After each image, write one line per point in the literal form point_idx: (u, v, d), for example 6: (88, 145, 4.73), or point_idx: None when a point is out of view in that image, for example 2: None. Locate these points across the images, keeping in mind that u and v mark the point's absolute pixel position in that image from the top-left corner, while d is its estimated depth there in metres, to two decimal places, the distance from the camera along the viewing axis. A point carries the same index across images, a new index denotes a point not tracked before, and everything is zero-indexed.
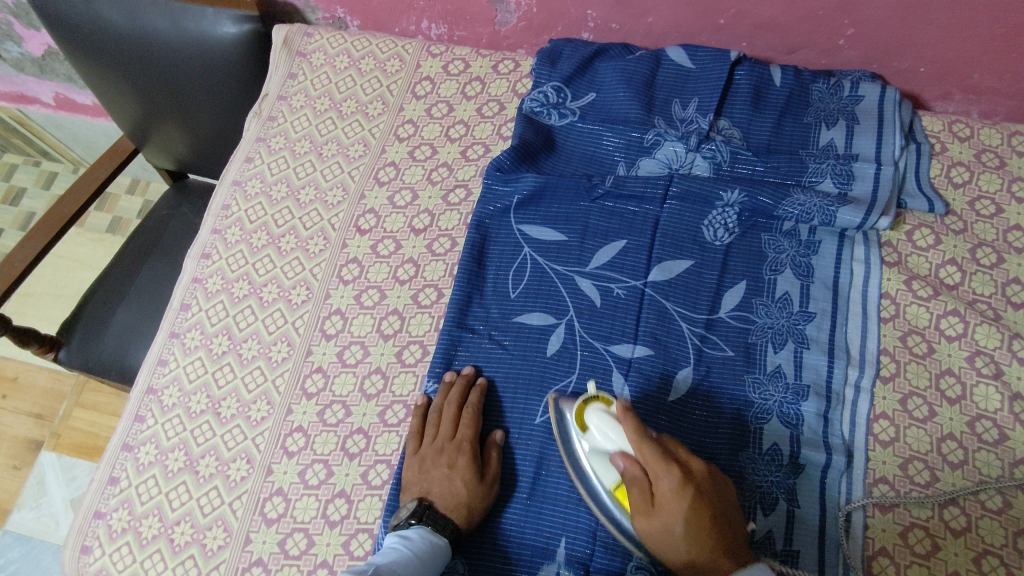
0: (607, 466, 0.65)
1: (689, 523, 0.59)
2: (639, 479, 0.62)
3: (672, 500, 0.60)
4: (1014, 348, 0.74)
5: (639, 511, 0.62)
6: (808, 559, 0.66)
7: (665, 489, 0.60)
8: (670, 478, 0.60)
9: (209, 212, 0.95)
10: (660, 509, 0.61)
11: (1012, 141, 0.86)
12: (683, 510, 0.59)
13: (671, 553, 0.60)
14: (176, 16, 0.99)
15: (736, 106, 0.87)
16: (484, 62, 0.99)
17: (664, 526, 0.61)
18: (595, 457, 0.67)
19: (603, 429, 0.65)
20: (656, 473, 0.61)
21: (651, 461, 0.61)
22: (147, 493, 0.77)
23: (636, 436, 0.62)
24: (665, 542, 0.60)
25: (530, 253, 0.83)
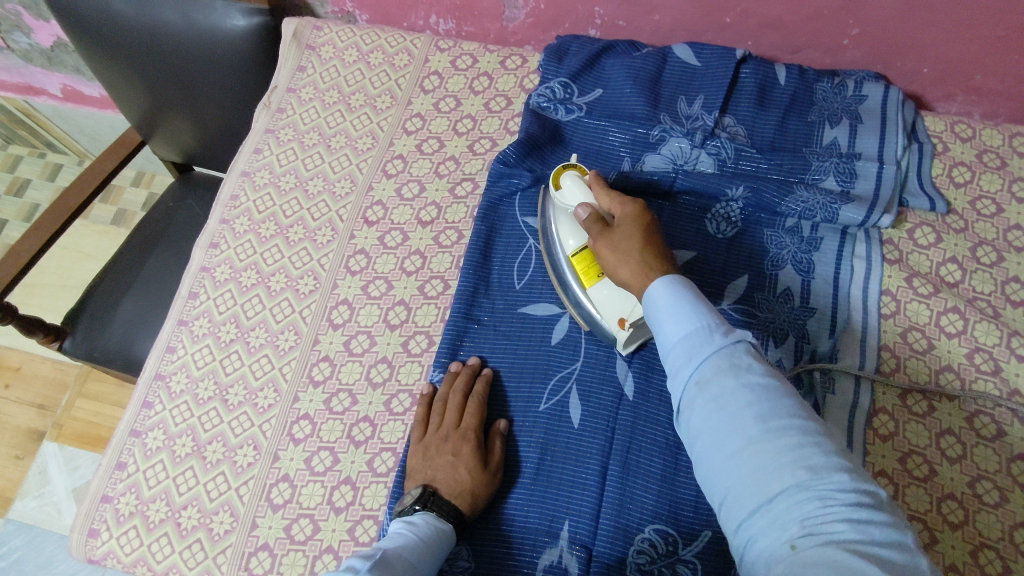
0: (572, 227, 0.76)
1: (642, 233, 0.67)
2: (601, 216, 0.71)
3: (630, 220, 0.68)
4: (1013, 345, 0.75)
5: (600, 236, 0.69)
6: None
7: (625, 215, 0.69)
8: (630, 206, 0.70)
9: (217, 201, 0.95)
10: (617, 230, 0.68)
11: (1012, 142, 0.87)
12: (639, 225, 0.68)
13: (623, 270, 0.66)
14: (186, 8, 1.00)
15: (741, 103, 0.88)
16: (492, 58, 1.00)
17: (619, 240, 0.67)
18: (563, 225, 0.77)
19: (572, 189, 0.75)
20: (618, 205, 0.71)
21: (613, 199, 0.72)
22: (155, 478, 0.78)
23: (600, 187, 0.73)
24: (619, 254, 0.66)
25: (535, 246, 0.84)
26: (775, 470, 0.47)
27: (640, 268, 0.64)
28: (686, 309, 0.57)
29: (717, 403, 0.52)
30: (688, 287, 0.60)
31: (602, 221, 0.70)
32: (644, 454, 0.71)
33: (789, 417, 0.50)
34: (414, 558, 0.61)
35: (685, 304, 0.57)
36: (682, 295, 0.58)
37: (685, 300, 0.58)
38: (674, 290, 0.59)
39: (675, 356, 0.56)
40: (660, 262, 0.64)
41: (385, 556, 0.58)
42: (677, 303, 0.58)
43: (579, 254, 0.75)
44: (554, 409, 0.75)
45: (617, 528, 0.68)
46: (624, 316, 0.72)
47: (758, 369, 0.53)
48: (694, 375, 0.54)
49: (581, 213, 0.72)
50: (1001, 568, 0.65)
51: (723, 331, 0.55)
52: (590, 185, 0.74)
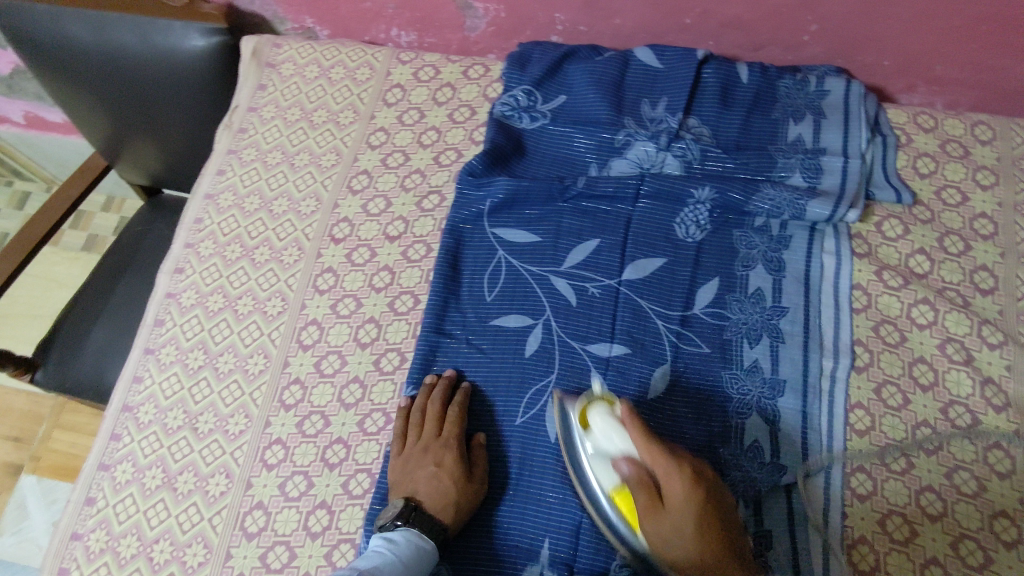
0: (605, 470, 0.65)
1: (698, 524, 0.60)
2: (645, 480, 0.62)
3: (680, 502, 0.60)
4: (983, 334, 0.75)
5: (648, 516, 0.61)
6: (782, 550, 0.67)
7: (672, 490, 0.61)
8: (678, 478, 0.61)
9: (181, 226, 0.94)
10: (667, 510, 0.61)
11: (974, 131, 0.88)
12: (693, 512, 0.60)
13: (679, 558, 0.60)
14: (143, 30, 0.98)
15: (704, 103, 0.88)
16: (454, 68, 0.99)
17: (672, 532, 0.61)
18: (594, 463, 0.66)
19: (606, 431, 0.66)
20: (664, 472, 0.61)
21: (657, 461, 0.62)
22: (125, 513, 0.76)
23: (641, 438, 0.62)
24: (674, 543, 0.60)
25: (504, 256, 0.83)
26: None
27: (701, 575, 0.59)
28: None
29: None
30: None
31: (648, 492, 0.62)
32: None
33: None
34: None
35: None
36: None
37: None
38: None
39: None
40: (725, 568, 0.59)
41: None
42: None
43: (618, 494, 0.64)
44: (531, 422, 0.74)
45: (598, 541, 0.68)
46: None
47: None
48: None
49: (621, 468, 0.64)
50: (983, 558, 0.65)
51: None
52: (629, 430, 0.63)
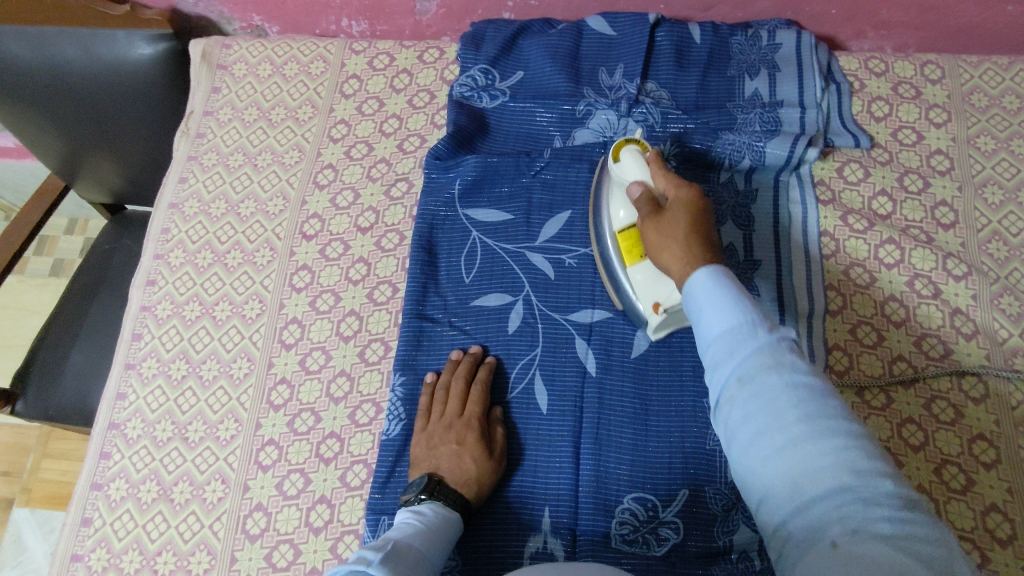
0: (622, 201, 0.72)
1: (694, 221, 0.64)
2: (655, 198, 0.67)
3: (683, 206, 0.65)
4: (948, 267, 0.77)
5: (650, 219, 0.66)
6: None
7: (679, 200, 0.66)
8: (687, 192, 0.66)
9: (148, 237, 0.92)
10: (667, 214, 0.65)
11: (924, 71, 0.89)
12: (689, 211, 0.65)
13: (666, 255, 0.63)
14: (85, 42, 0.97)
15: (660, 67, 0.89)
16: (409, 54, 0.98)
17: (667, 227, 0.64)
18: (615, 195, 0.73)
19: (627, 161, 0.71)
20: (675, 187, 0.67)
21: (669, 180, 0.68)
22: (124, 529, 0.76)
23: (658, 166, 0.69)
24: (665, 240, 0.64)
25: (478, 237, 0.83)
26: (814, 474, 0.45)
27: (681, 259, 0.62)
28: (725, 297, 0.55)
29: (755, 401, 0.49)
30: (726, 283, 0.56)
31: (654, 203, 0.67)
32: (615, 428, 0.72)
33: (831, 417, 0.47)
34: (424, 547, 0.61)
35: (725, 296, 0.55)
36: (725, 288, 0.55)
37: (727, 291, 0.55)
38: (716, 283, 0.56)
39: (713, 351, 0.54)
40: (705, 257, 0.61)
41: (397, 546, 0.58)
42: (716, 294, 0.55)
43: (625, 232, 0.72)
44: (521, 397, 0.76)
45: (597, 504, 0.70)
46: (658, 301, 0.69)
47: (802, 365, 0.50)
48: (732, 370, 0.51)
49: (633, 193, 0.69)
50: (965, 480, 0.68)
51: (770, 330, 0.52)
52: (648, 162, 0.70)
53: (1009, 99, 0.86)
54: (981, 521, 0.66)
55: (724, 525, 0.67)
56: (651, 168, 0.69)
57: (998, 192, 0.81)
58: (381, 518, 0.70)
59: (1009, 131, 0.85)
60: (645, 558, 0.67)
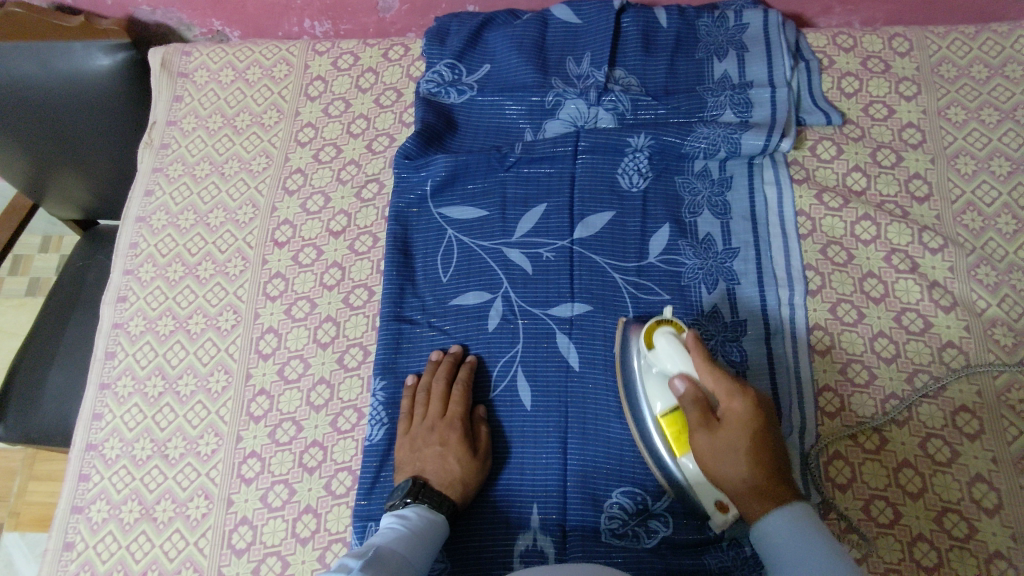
0: (662, 391, 0.65)
1: (756, 442, 0.60)
2: (704, 399, 0.62)
3: (740, 421, 0.61)
4: (924, 240, 0.77)
5: (705, 438, 0.61)
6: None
7: (735, 413, 0.61)
8: (743, 402, 0.61)
9: (117, 253, 0.91)
10: (725, 431, 0.61)
11: (892, 44, 0.89)
12: (750, 432, 0.60)
13: (727, 481, 0.60)
14: (43, 57, 0.95)
15: (628, 54, 0.88)
16: (374, 52, 0.97)
17: (726, 450, 0.60)
18: (652, 382, 0.66)
19: (668, 352, 0.64)
20: (728, 393, 0.62)
21: (719, 383, 0.62)
22: (107, 551, 0.74)
23: (705, 362, 0.63)
24: (724, 462, 0.60)
25: (453, 235, 0.82)
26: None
27: (752, 492, 0.59)
28: (813, 551, 0.54)
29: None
30: (801, 531, 0.56)
31: (704, 409, 0.62)
32: (601, 422, 0.72)
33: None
34: (407, 551, 0.60)
35: (815, 552, 0.54)
36: (813, 544, 0.55)
37: (817, 550, 0.54)
38: (801, 534, 0.56)
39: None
40: (773, 493, 0.59)
41: (378, 552, 0.58)
42: (807, 551, 0.54)
43: (669, 419, 0.65)
44: (505, 395, 0.75)
45: (585, 496, 0.69)
46: (719, 500, 0.63)
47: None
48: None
49: (677, 387, 0.64)
50: (951, 453, 0.68)
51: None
52: (690, 349, 0.63)
53: (977, 68, 0.86)
54: (967, 492, 0.66)
55: None
56: (697, 365, 0.63)
57: (971, 162, 0.81)
58: (368, 525, 0.70)
59: (979, 101, 0.84)
60: (635, 550, 0.67)
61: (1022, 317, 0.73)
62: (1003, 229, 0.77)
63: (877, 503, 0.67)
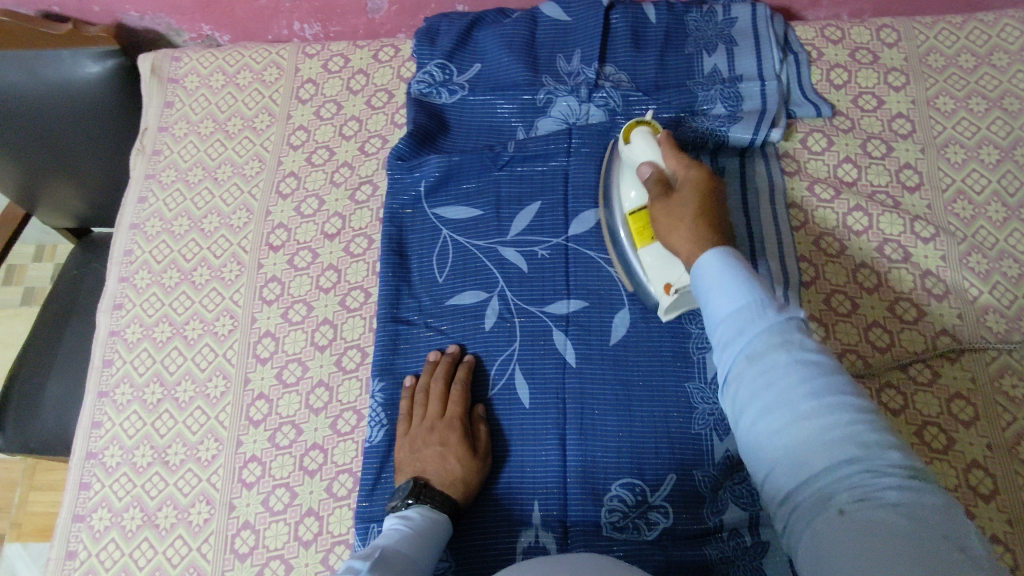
0: (632, 183, 0.72)
1: (700, 201, 0.65)
2: (665, 180, 0.69)
3: (692, 186, 0.66)
4: (916, 230, 0.78)
5: (658, 201, 0.67)
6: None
7: (688, 180, 0.67)
8: (696, 173, 0.67)
9: (111, 261, 0.91)
10: (677, 194, 0.66)
11: (880, 35, 0.89)
12: (698, 193, 0.65)
13: (674, 238, 0.64)
14: (30, 64, 0.95)
15: (618, 50, 0.88)
16: (363, 54, 0.97)
17: (676, 208, 0.65)
18: (625, 178, 0.73)
19: (641, 143, 0.72)
20: (685, 168, 0.68)
21: (679, 162, 0.69)
22: (110, 558, 0.74)
23: (670, 146, 0.70)
24: (673, 220, 0.64)
25: (448, 235, 0.82)
26: (826, 447, 0.45)
27: (688, 238, 0.62)
28: (734, 277, 0.54)
29: (765, 374, 0.49)
30: (732, 264, 0.56)
31: (663, 185, 0.68)
32: (599, 416, 0.72)
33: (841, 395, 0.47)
34: (413, 552, 0.60)
35: (733, 277, 0.54)
36: (731, 264, 0.56)
37: (734, 268, 0.55)
38: (723, 261, 0.56)
39: (720, 325, 0.54)
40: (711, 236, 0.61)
41: (385, 553, 0.58)
42: (725, 277, 0.55)
43: (635, 213, 0.71)
44: (503, 393, 0.75)
45: (586, 492, 0.70)
46: (670, 281, 0.68)
47: (810, 342, 0.50)
48: (743, 348, 0.51)
49: (642, 172, 0.70)
50: (947, 440, 0.69)
51: (780, 311, 0.52)
52: (660, 142, 0.71)
53: (965, 57, 0.87)
54: (964, 479, 0.67)
55: (713, 506, 0.67)
56: (663, 149, 0.70)
57: (960, 151, 0.82)
58: (371, 526, 0.70)
59: (967, 90, 0.85)
60: (637, 543, 0.67)
61: (1014, 303, 0.74)
62: (993, 217, 0.78)
63: None
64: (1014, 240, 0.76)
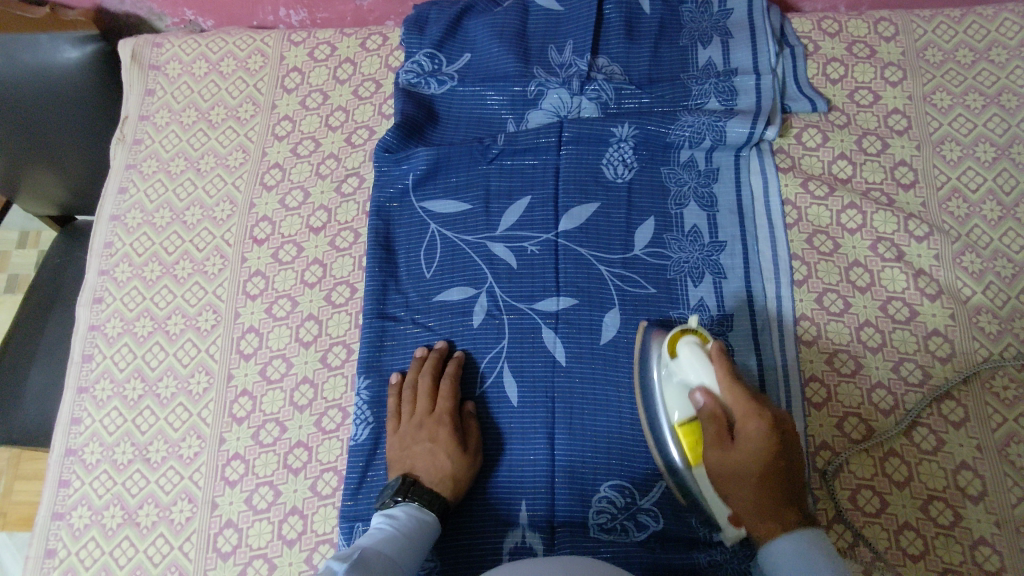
0: (681, 400, 0.65)
1: (768, 464, 0.59)
2: (720, 415, 0.62)
3: (757, 443, 0.59)
4: (910, 228, 0.77)
5: (718, 452, 0.61)
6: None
7: (751, 433, 0.60)
8: (759, 423, 0.60)
9: (91, 253, 0.89)
10: (739, 449, 0.60)
11: (878, 28, 0.88)
12: (765, 453, 0.59)
13: (740, 501, 0.60)
14: (8, 50, 0.92)
15: (611, 41, 0.86)
16: (351, 41, 0.94)
17: (738, 471, 0.60)
18: (671, 391, 0.66)
19: (692, 362, 0.63)
20: (745, 414, 0.60)
21: (738, 401, 0.61)
22: (90, 557, 0.73)
23: (726, 376, 0.62)
24: (734, 481, 0.60)
25: (436, 229, 0.81)
26: None
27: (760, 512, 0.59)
28: None
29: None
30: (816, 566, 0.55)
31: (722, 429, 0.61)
32: (589, 417, 0.71)
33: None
34: (395, 553, 0.59)
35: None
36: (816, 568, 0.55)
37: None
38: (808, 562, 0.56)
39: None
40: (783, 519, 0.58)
41: (364, 554, 0.57)
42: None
43: (686, 431, 0.64)
44: (492, 389, 0.74)
45: (574, 492, 0.69)
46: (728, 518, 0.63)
47: None
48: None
49: (696, 400, 0.63)
50: (936, 441, 0.68)
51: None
52: (712, 363, 0.63)
53: (962, 52, 0.85)
54: (952, 480, 0.67)
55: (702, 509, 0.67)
56: (718, 377, 0.62)
57: (956, 148, 0.81)
58: (356, 525, 0.69)
59: (965, 86, 0.84)
60: (625, 544, 0.66)
61: (1006, 304, 0.73)
62: (987, 215, 0.77)
63: (864, 493, 0.67)
64: (1009, 239, 0.75)
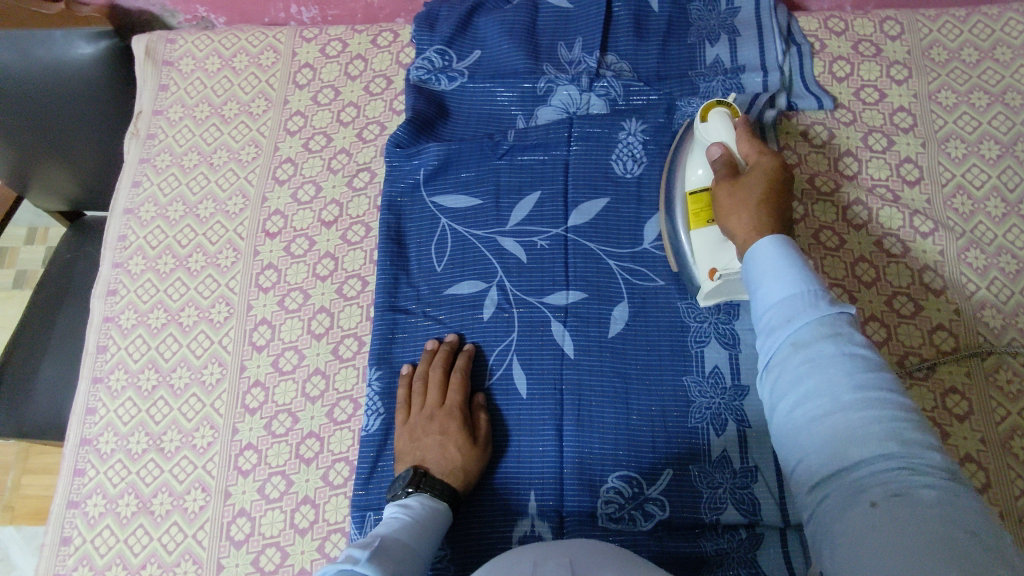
0: (700, 161, 0.71)
1: (769, 193, 0.64)
2: (734, 162, 0.67)
3: (763, 176, 0.65)
4: (915, 224, 0.78)
5: (725, 183, 0.66)
6: (768, 470, 0.68)
7: (759, 168, 0.66)
8: (767, 162, 0.66)
9: (105, 246, 0.90)
10: (746, 181, 0.65)
11: (883, 27, 0.89)
12: (768, 184, 0.64)
13: (735, 223, 0.64)
14: (22, 45, 0.92)
15: (620, 38, 0.87)
16: (362, 38, 0.95)
17: (744, 195, 0.64)
18: (693, 157, 0.72)
19: (717, 123, 0.70)
20: (757, 155, 0.67)
21: (752, 148, 0.68)
22: (105, 545, 0.74)
23: (746, 131, 0.69)
24: (738, 201, 0.64)
25: (447, 223, 0.82)
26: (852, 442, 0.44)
27: (750, 227, 0.62)
28: (783, 270, 0.54)
29: (811, 365, 0.48)
30: (788, 254, 0.56)
31: (732, 168, 0.67)
32: (597, 407, 0.72)
33: (885, 391, 0.46)
34: (412, 540, 0.60)
35: (790, 270, 0.54)
36: (787, 260, 0.55)
37: (788, 266, 0.54)
38: (782, 254, 0.56)
39: (760, 315, 0.55)
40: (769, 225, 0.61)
41: (383, 541, 0.57)
42: (782, 266, 0.54)
43: (696, 192, 0.71)
44: (501, 382, 0.75)
45: (582, 482, 0.70)
46: (713, 267, 0.69)
47: (858, 339, 0.49)
48: (789, 335, 0.51)
49: (713, 152, 0.69)
50: (940, 434, 0.69)
51: (832, 305, 0.51)
52: (736, 126, 0.69)
53: (968, 51, 0.86)
54: None
55: (710, 503, 0.67)
56: (739, 133, 0.69)
57: (961, 146, 0.81)
58: (367, 514, 0.70)
59: (969, 84, 0.85)
60: (632, 533, 0.68)
61: (1011, 299, 0.74)
62: (992, 212, 0.78)
63: None
64: (1013, 235, 0.76)
